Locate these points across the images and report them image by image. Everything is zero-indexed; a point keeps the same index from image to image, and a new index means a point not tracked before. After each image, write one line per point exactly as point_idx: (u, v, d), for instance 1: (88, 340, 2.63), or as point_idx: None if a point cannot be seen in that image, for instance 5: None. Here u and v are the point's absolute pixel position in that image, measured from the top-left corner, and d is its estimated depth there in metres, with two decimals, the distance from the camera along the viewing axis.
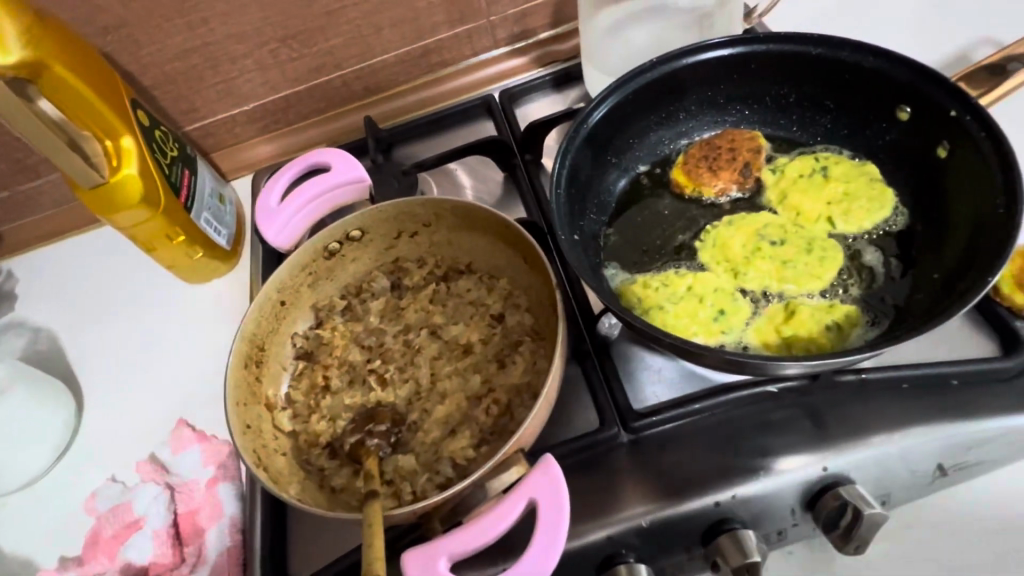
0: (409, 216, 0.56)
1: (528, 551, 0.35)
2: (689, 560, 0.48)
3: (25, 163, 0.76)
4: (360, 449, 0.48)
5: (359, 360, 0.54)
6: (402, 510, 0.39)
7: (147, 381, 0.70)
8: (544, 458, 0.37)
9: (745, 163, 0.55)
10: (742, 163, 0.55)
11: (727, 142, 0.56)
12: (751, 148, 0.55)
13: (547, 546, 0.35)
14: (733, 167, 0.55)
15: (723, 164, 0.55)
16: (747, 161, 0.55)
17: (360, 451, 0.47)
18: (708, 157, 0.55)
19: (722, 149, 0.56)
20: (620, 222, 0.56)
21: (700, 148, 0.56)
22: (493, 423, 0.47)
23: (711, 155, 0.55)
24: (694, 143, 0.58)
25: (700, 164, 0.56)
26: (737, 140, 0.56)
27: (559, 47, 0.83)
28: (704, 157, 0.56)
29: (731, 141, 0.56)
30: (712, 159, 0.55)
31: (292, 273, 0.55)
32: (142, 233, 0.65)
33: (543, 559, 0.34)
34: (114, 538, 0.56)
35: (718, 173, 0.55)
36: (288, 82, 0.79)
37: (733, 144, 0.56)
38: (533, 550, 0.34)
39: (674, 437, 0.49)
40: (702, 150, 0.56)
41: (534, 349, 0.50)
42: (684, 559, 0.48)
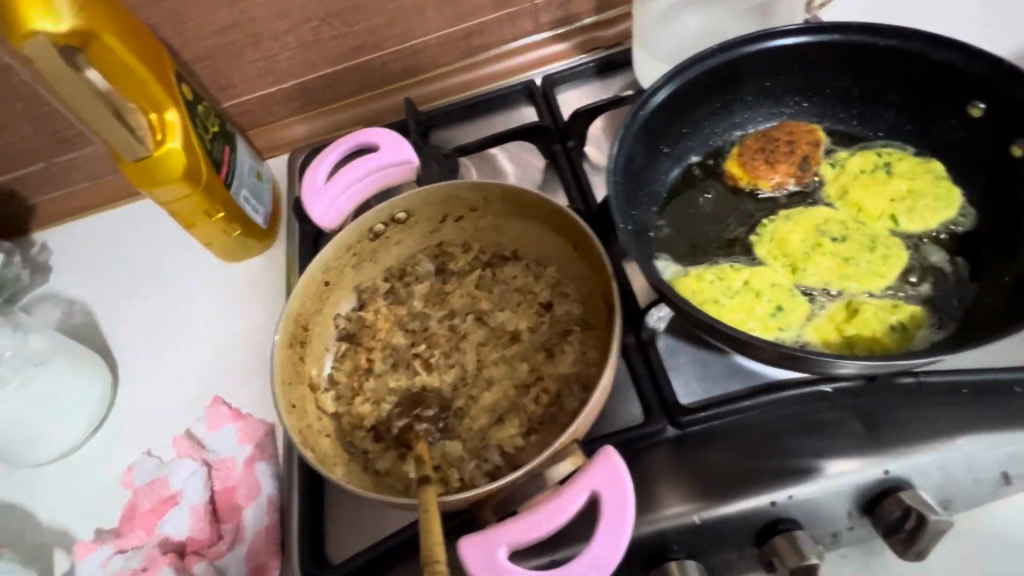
0: (456, 200, 0.55)
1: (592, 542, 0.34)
2: (739, 559, 0.47)
3: (63, 135, 0.75)
4: (408, 433, 0.48)
5: (403, 344, 0.53)
6: (457, 497, 0.39)
7: (182, 357, 0.70)
8: (604, 449, 0.36)
9: (803, 158, 0.54)
10: (799, 158, 0.54)
11: (785, 135, 0.55)
12: (809, 142, 0.54)
13: (611, 537, 0.34)
14: (791, 160, 0.54)
15: (779, 158, 0.54)
16: (806, 155, 0.54)
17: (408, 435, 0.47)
18: (764, 150, 0.55)
19: (781, 142, 0.55)
20: (671, 213, 0.54)
21: (757, 141, 0.55)
22: (542, 413, 0.47)
23: (767, 148, 0.55)
24: (749, 134, 0.57)
25: (756, 156, 0.54)
26: (796, 135, 0.55)
27: (603, 34, 0.82)
28: (761, 150, 0.55)
29: (790, 136, 0.55)
30: (770, 152, 0.54)
31: (337, 254, 0.54)
32: (183, 209, 0.65)
33: (607, 550, 0.33)
34: (151, 513, 0.56)
35: (774, 167, 0.54)
36: (327, 61, 0.78)
37: (792, 139, 0.55)
38: (597, 542, 0.34)
39: (722, 434, 0.48)
40: (759, 143, 0.55)
41: (584, 339, 0.49)
42: (734, 558, 0.47)
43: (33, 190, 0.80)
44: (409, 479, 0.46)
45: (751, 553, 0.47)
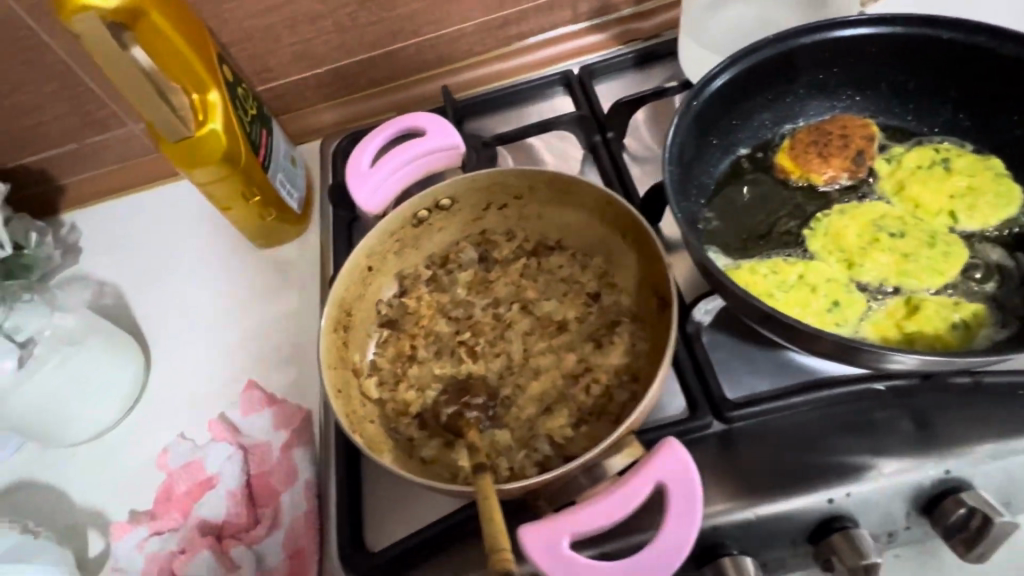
0: (501, 187, 0.54)
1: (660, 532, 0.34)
2: (791, 557, 0.47)
3: (96, 116, 0.75)
4: (458, 420, 0.47)
5: (447, 332, 0.52)
6: (514, 485, 0.38)
7: (214, 341, 0.69)
8: (667, 440, 0.35)
9: (858, 153, 0.53)
10: (854, 152, 0.53)
11: (839, 129, 0.54)
12: (865, 137, 0.53)
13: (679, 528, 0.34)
14: (845, 154, 0.53)
15: (834, 152, 0.53)
16: (860, 149, 0.53)
17: (459, 421, 0.47)
18: (817, 144, 0.54)
19: (834, 136, 0.54)
20: (720, 206, 0.54)
21: (809, 135, 0.54)
22: (592, 403, 0.46)
23: (821, 143, 0.54)
24: (800, 128, 0.56)
25: (809, 150, 0.53)
26: (851, 129, 0.54)
27: (641, 25, 0.80)
28: (815, 144, 0.54)
29: (844, 130, 0.54)
30: (822, 145, 0.53)
31: (381, 239, 0.54)
32: (221, 191, 0.65)
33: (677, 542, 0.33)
34: (187, 495, 0.56)
35: (827, 161, 0.53)
36: (363, 47, 0.78)
37: (846, 133, 0.54)
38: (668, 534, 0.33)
39: (770, 430, 0.48)
40: (812, 137, 0.54)
41: (633, 331, 0.49)
42: (786, 555, 0.47)
43: (64, 171, 0.80)
44: (456, 467, 0.45)
45: (804, 551, 0.46)
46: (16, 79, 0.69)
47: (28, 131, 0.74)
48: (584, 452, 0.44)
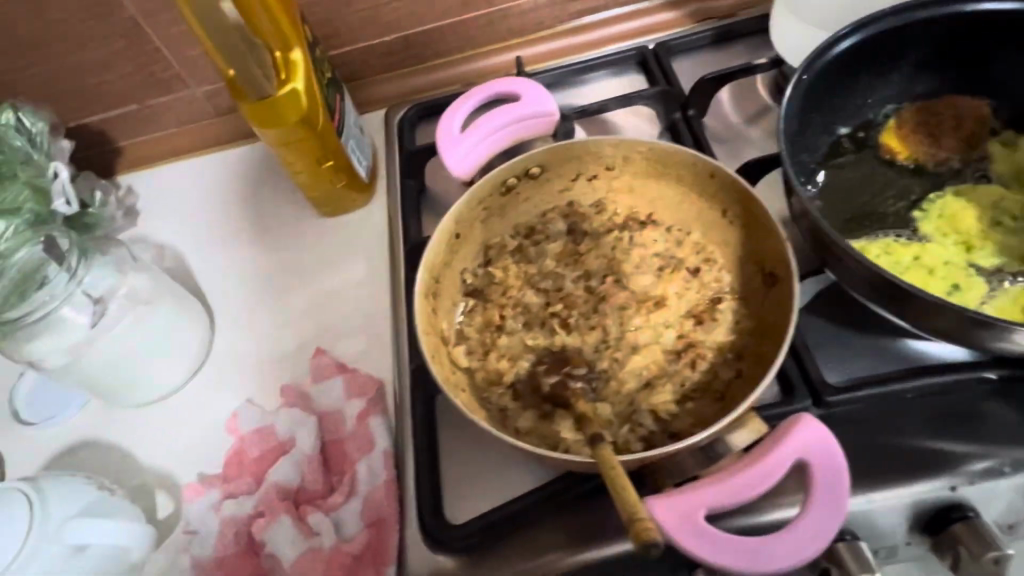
0: (595, 157, 0.53)
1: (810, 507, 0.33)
2: (904, 546, 0.45)
3: (160, 77, 0.74)
4: (562, 390, 0.45)
5: (536, 304, 0.51)
6: (632, 457, 0.37)
7: (278, 306, 0.68)
8: (809, 417, 0.34)
9: (969, 142, 0.51)
10: (964, 141, 0.51)
11: (948, 117, 0.53)
12: (975, 126, 0.52)
13: (829, 506, 0.33)
14: (956, 137, 0.52)
15: (939, 139, 0.52)
16: (972, 132, 0.52)
17: (565, 391, 0.45)
18: (923, 129, 0.53)
19: (942, 124, 0.53)
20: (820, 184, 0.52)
21: (915, 120, 0.53)
22: (697, 380, 0.45)
23: (927, 129, 0.53)
24: (903, 109, 0.54)
25: (918, 131, 0.53)
26: (961, 118, 0.53)
27: (716, 4, 0.78)
28: (920, 129, 0.53)
29: (954, 119, 0.53)
30: (932, 128, 0.53)
31: (470, 206, 0.52)
32: (295, 154, 0.63)
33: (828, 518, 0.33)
34: (262, 461, 0.55)
35: (931, 146, 0.52)
36: (433, 16, 0.76)
37: (956, 122, 0.52)
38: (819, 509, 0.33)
39: (874, 416, 0.46)
40: (918, 122, 0.53)
41: (736, 308, 0.48)
42: (899, 544, 0.45)
43: (122, 132, 0.79)
44: (555, 437, 0.44)
45: (917, 539, 0.45)
46: (85, 35, 0.68)
47: (91, 89, 0.73)
48: (690, 429, 0.43)
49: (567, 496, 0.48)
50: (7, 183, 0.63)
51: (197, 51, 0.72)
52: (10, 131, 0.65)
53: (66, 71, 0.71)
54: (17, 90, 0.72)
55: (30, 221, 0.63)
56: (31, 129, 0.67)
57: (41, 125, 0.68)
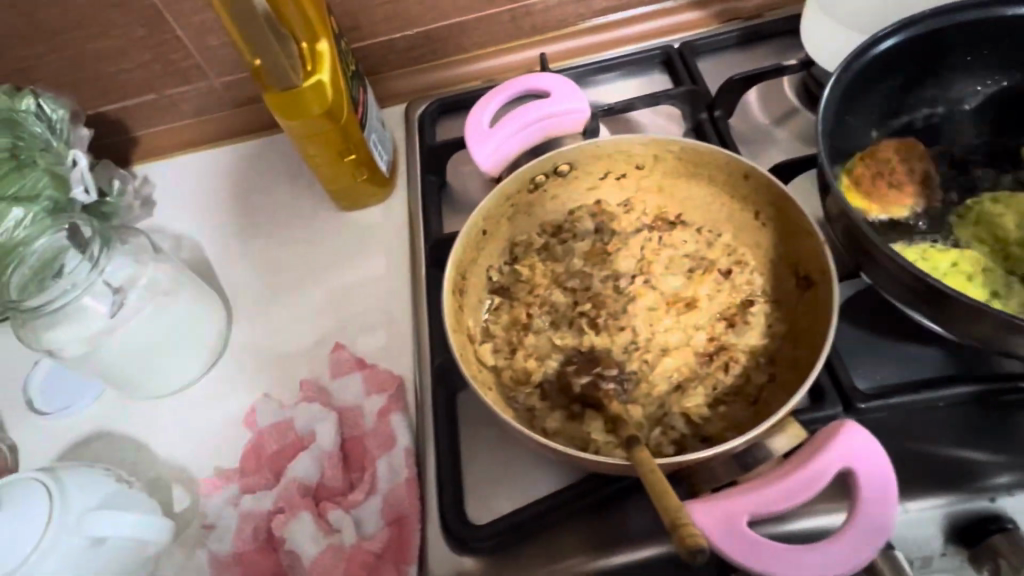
0: (625, 155, 0.52)
1: (858, 514, 0.32)
2: (940, 557, 0.44)
3: (180, 66, 0.73)
4: (594, 391, 0.45)
5: (563, 303, 0.50)
6: (669, 461, 0.37)
7: (296, 300, 0.67)
8: (852, 424, 0.34)
9: (908, 158, 0.51)
10: (907, 159, 0.51)
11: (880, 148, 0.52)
12: (925, 161, 0.51)
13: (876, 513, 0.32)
14: (912, 180, 0.50)
15: (894, 170, 0.51)
16: (922, 171, 0.51)
17: (597, 392, 0.44)
18: (875, 170, 0.51)
19: (895, 169, 0.51)
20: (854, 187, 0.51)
21: (864, 165, 0.51)
22: (730, 384, 0.44)
23: (877, 166, 0.51)
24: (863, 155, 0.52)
25: (876, 181, 0.50)
26: (892, 142, 0.52)
27: (743, 4, 0.77)
28: (872, 170, 0.51)
29: (887, 145, 0.52)
30: (888, 175, 0.50)
31: (498, 202, 0.51)
32: (318, 146, 0.63)
33: (879, 524, 0.32)
34: (282, 455, 0.55)
35: (900, 181, 0.50)
36: (457, 10, 0.75)
37: (891, 146, 0.52)
38: (868, 514, 0.32)
39: (905, 425, 0.46)
40: (866, 165, 0.51)
41: (769, 312, 0.47)
42: (935, 555, 0.44)
43: (139, 121, 0.78)
44: (585, 438, 0.43)
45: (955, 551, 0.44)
46: (106, 22, 0.67)
47: (110, 77, 0.73)
48: (722, 433, 0.42)
49: (593, 498, 0.47)
50: (27, 170, 0.63)
51: (218, 41, 0.71)
52: (30, 117, 0.64)
53: (86, 59, 0.70)
54: (36, 76, 0.71)
55: (47, 208, 0.63)
56: (51, 116, 0.66)
57: (61, 112, 0.67)
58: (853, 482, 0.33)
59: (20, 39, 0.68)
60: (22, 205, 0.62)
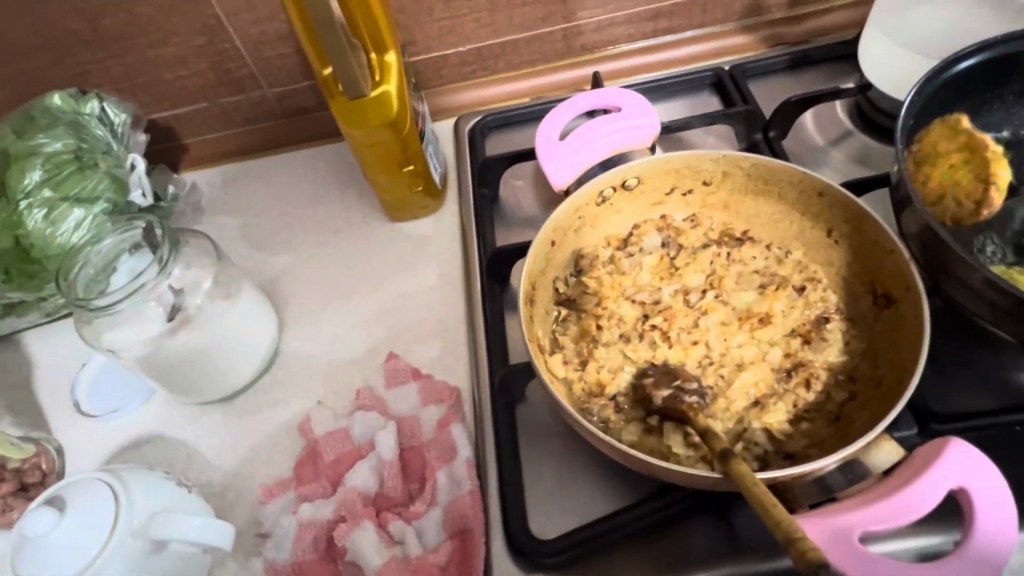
0: (693, 171, 0.52)
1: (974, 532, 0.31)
2: None
3: (235, 76, 0.74)
4: (675, 404, 0.44)
5: (633, 316, 0.50)
6: (764, 477, 0.36)
7: (347, 310, 0.67)
8: (961, 441, 0.33)
9: (986, 178, 0.49)
10: (981, 178, 0.49)
11: (961, 150, 0.50)
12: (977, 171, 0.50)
13: (994, 531, 0.31)
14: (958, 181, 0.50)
15: (959, 184, 0.50)
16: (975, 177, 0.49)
17: (679, 405, 0.43)
18: (939, 171, 0.49)
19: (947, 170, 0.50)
20: (916, 162, 0.50)
21: (930, 154, 0.50)
22: (811, 400, 0.44)
23: (942, 168, 0.50)
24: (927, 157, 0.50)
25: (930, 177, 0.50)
26: (985, 154, 0.49)
27: (790, 30, 0.78)
28: (937, 168, 0.50)
29: (970, 150, 0.50)
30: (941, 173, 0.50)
31: (567, 214, 0.51)
32: (378, 156, 0.63)
33: (995, 545, 0.31)
34: (339, 463, 0.54)
35: (957, 195, 0.50)
36: (510, 28, 0.76)
37: (976, 155, 0.49)
38: (972, 545, 0.31)
39: (987, 446, 0.45)
40: (933, 157, 0.50)
41: (845, 329, 0.47)
42: None
43: (189, 128, 0.78)
44: (664, 451, 0.43)
45: None
46: (167, 31, 0.68)
47: (165, 84, 0.73)
48: (806, 450, 0.42)
49: (659, 517, 0.46)
50: (88, 173, 0.64)
51: (276, 53, 0.72)
52: (94, 120, 0.65)
53: (145, 65, 0.71)
54: (95, 82, 0.72)
55: (107, 210, 0.64)
56: (114, 120, 0.67)
57: (123, 117, 0.67)
58: (965, 500, 0.32)
59: (82, 44, 0.68)
60: (82, 207, 0.63)
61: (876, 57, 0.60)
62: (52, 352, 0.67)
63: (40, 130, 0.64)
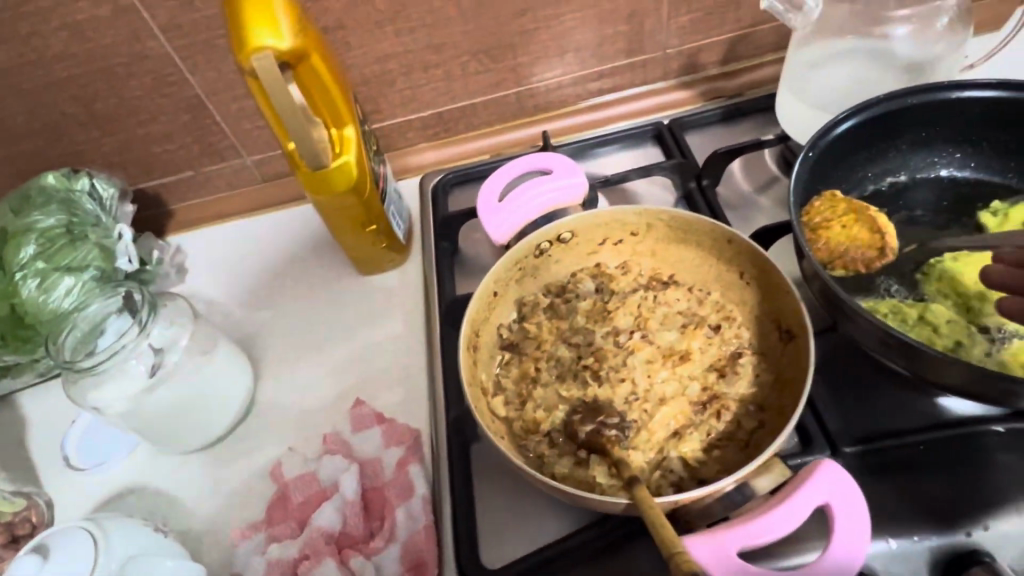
0: (620, 224, 0.58)
1: (832, 544, 0.36)
2: None
3: (217, 147, 0.80)
4: (598, 438, 0.49)
5: (568, 357, 0.55)
6: (667, 501, 0.40)
7: (320, 359, 0.72)
8: (831, 462, 0.38)
9: (876, 229, 0.55)
10: (873, 227, 0.55)
11: (848, 213, 0.55)
12: (867, 222, 0.55)
13: (848, 543, 0.37)
14: (849, 231, 0.54)
15: (857, 235, 0.54)
16: (867, 224, 0.55)
17: (601, 438, 0.48)
18: (837, 230, 0.54)
19: (836, 224, 0.55)
20: (812, 227, 0.55)
21: (825, 219, 0.55)
22: (722, 429, 0.49)
23: (839, 227, 0.55)
24: (814, 214, 0.55)
25: (826, 232, 0.55)
26: (866, 214, 0.56)
27: (726, 84, 0.85)
28: (834, 227, 0.55)
29: (856, 212, 0.55)
30: (833, 227, 0.55)
31: (507, 267, 0.57)
32: (344, 218, 0.69)
33: (848, 556, 0.36)
34: (306, 504, 0.58)
35: (859, 244, 0.54)
36: (467, 94, 0.83)
37: (863, 214, 0.55)
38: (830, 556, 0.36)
39: (895, 466, 0.48)
40: (828, 220, 0.55)
41: (756, 363, 0.52)
42: None
43: (176, 196, 0.85)
44: (591, 482, 0.47)
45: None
46: (155, 110, 0.75)
47: (153, 158, 0.80)
48: (716, 475, 0.46)
49: (603, 542, 0.50)
50: (79, 244, 0.69)
51: (254, 125, 0.79)
52: (85, 196, 0.72)
53: (134, 142, 0.78)
54: (88, 158, 0.79)
55: (96, 277, 0.69)
56: (103, 196, 0.73)
57: (112, 191, 0.74)
58: (830, 513, 0.37)
59: (76, 126, 0.75)
60: (72, 275, 0.68)
61: (807, 127, 0.63)
62: (44, 411, 0.72)
63: (34, 208, 0.70)
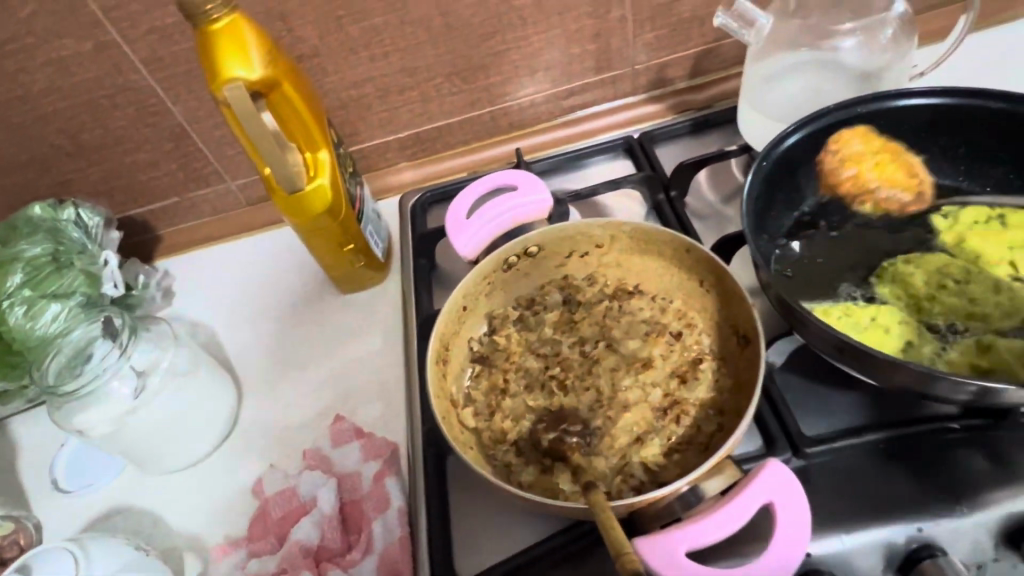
0: (585, 237, 0.59)
1: (776, 540, 0.38)
2: None
3: (200, 173, 0.83)
4: (560, 445, 0.50)
5: (536, 368, 0.56)
6: (621, 504, 0.42)
7: (302, 376, 0.73)
8: (773, 462, 0.40)
9: (912, 171, 0.59)
10: (910, 170, 0.59)
11: (883, 151, 0.59)
12: (899, 163, 0.59)
13: (791, 538, 0.38)
14: (886, 171, 0.59)
15: (894, 177, 0.59)
16: (902, 165, 0.59)
17: (563, 446, 0.50)
18: (870, 165, 0.59)
19: (870, 160, 0.59)
20: (845, 159, 0.58)
21: (856, 151, 0.58)
22: (682, 434, 0.50)
23: (871, 162, 0.59)
24: (839, 155, 0.58)
25: (859, 167, 0.59)
26: (899, 154, 0.59)
27: (695, 96, 0.87)
28: (865, 162, 0.59)
29: (890, 151, 0.59)
30: (866, 162, 0.59)
31: (475, 282, 0.59)
32: (321, 239, 0.71)
33: (790, 550, 0.38)
34: (285, 520, 0.59)
35: (894, 185, 0.59)
36: (442, 114, 0.85)
37: (893, 154, 0.59)
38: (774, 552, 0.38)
39: (853, 465, 0.50)
40: (861, 154, 0.59)
41: (715, 368, 0.53)
42: None
43: (163, 222, 0.87)
44: (554, 489, 0.49)
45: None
46: (139, 140, 0.78)
47: (139, 185, 0.83)
48: (676, 478, 0.48)
49: (571, 547, 0.51)
50: (65, 271, 0.72)
51: (235, 151, 0.81)
52: (70, 225, 0.75)
53: (120, 171, 0.81)
54: (75, 188, 0.81)
55: (81, 302, 0.71)
56: (88, 223, 0.76)
57: (98, 219, 0.77)
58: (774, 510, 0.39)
59: (63, 157, 0.78)
60: (59, 301, 0.70)
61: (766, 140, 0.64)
62: (35, 435, 0.74)
63: (22, 238, 0.72)
